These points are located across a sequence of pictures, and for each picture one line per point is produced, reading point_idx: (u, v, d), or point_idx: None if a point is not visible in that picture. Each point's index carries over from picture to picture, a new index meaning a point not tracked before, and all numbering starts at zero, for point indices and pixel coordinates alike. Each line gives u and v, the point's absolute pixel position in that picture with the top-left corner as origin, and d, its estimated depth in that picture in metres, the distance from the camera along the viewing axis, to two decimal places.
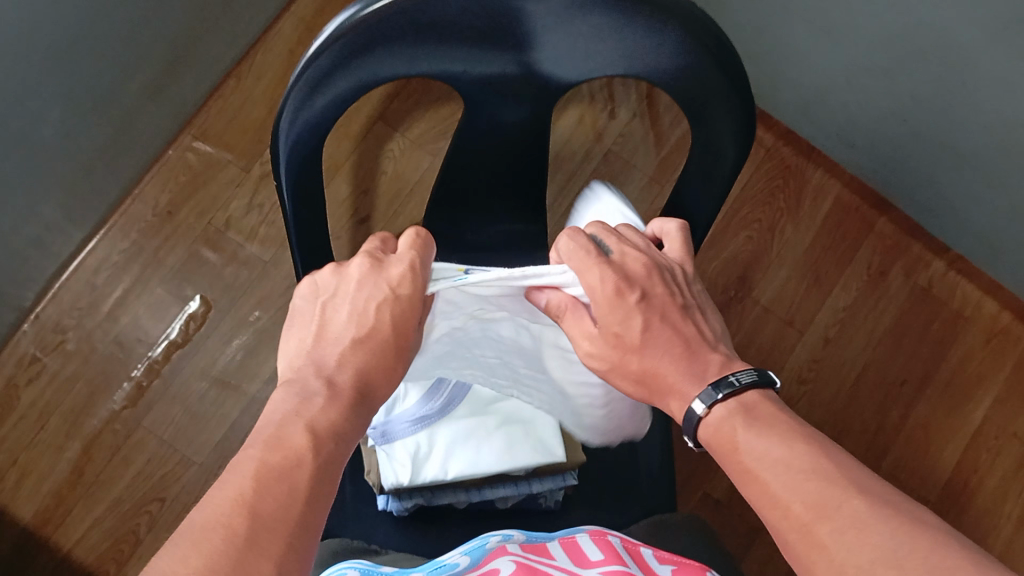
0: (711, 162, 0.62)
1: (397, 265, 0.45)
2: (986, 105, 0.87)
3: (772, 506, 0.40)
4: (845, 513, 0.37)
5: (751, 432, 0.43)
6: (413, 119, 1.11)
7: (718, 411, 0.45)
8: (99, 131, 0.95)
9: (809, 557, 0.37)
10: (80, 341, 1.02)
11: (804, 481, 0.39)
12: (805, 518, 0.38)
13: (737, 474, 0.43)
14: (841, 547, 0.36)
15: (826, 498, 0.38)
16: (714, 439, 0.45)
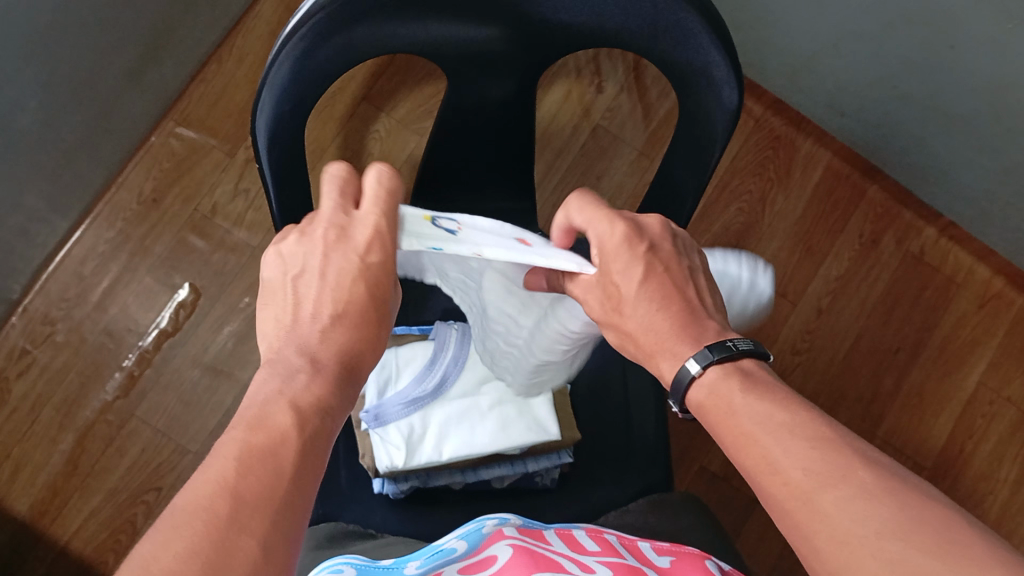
0: (699, 133, 0.61)
1: (363, 227, 0.43)
2: (976, 69, 0.87)
3: (768, 470, 0.39)
4: (849, 482, 0.36)
5: (750, 396, 0.42)
6: (399, 99, 1.10)
7: (713, 372, 0.44)
8: (80, 120, 0.94)
9: (806, 522, 0.36)
10: (69, 332, 1.01)
11: (806, 448, 0.38)
12: (806, 485, 0.37)
13: (729, 437, 0.42)
14: (846, 514, 0.35)
15: (830, 464, 0.37)
16: (706, 401, 0.44)
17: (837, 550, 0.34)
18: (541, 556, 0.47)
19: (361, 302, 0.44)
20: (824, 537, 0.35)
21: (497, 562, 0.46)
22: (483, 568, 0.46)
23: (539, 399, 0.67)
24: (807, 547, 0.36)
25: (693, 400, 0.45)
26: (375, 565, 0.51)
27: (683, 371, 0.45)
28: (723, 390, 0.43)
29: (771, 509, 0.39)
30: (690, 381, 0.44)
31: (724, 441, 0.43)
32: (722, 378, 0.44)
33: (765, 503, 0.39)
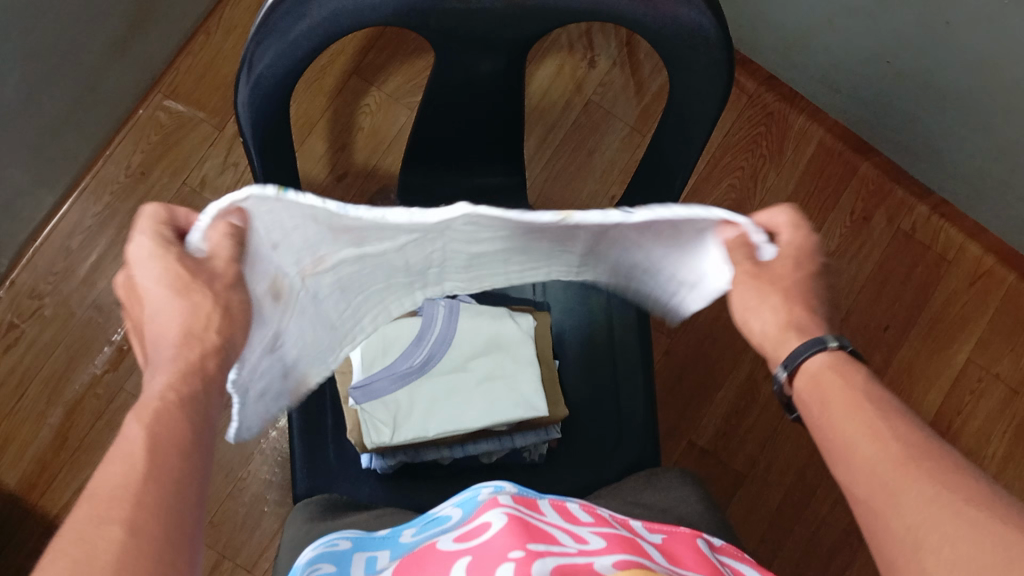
0: (692, 107, 0.61)
1: (137, 248, 0.39)
2: (970, 44, 0.86)
3: (864, 437, 0.40)
4: (943, 463, 0.38)
5: (862, 378, 0.43)
6: (389, 73, 1.09)
7: (827, 351, 0.44)
8: (66, 91, 0.93)
9: (905, 489, 0.37)
10: (57, 306, 1.01)
11: (911, 433, 0.40)
12: (904, 456, 0.38)
13: (823, 407, 0.43)
14: (943, 485, 0.37)
15: (935, 452, 0.39)
16: (812, 369, 0.44)
17: (930, 512, 0.36)
18: (533, 526, 0.46)
19: (170, 295, 0.39)
20: (917, 502, 0.37)
21: (491, 528, 0.45)
22: (477, 534, 0.46)
23: (527, 374, 0.67)
24: (889, 508, 0.38)
25: (796, 379, 0.45)
26: (371, 536, 0.52)
27: (818, 342, 0.44)
28: (827, 366, 0.44)
29: (854, 476, 0.40)
30: (804, 354, 0.44)
31: (814, 415, 0.43)
32: (834, 358, 0.44)
33: (847, 472, 0.41)
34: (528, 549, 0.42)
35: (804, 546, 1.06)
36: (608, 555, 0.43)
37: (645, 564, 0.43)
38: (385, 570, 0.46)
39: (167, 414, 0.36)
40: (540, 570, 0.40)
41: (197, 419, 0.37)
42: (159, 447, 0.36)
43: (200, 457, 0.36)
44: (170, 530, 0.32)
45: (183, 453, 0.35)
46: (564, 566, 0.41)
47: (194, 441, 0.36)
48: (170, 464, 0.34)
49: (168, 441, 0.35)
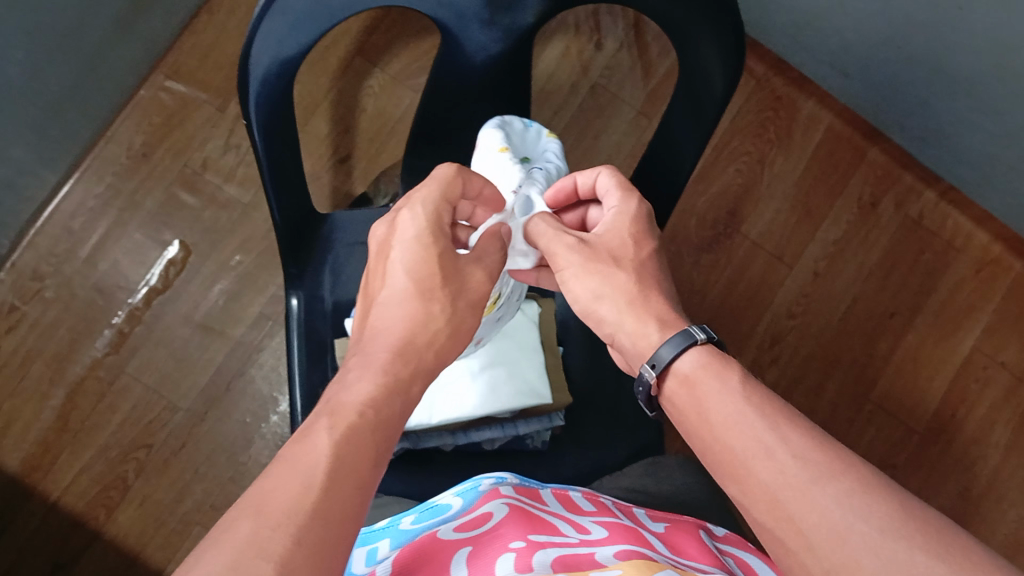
0: (700, 93, 0.60)
1: (408, 222, 0.50)
2: (983, 28, 0.84)
3: (757, 460, 0.40)
4: (850, 479, 0.38)
5: (743, 381, 0.44)
6: (393, 54, 1.08)
7: (693, 353, 0.47)
8: (67, 69, 0.92)
9: (796, 511, 0.38)
10: (59, 288, 1.00)
11: (803, 440, 0.40)
12: (802, 479, 0.39)
13: (705, 420, 0.44)
14: (850, 513, 0.37)
15: (832, 463, 0.39)
16: (684, 377, 0.46)
17: (839, 550, 0.36)
18: (536, 516, 0.47)
19: (411, 288, 0.49)
20: (823, 536, 0.37)
21: (493, 518, 0.46)
22: (479, 524, 0.46)
23: (528, 363, 0.67)
24: (799, 542, 0.38)
25: (669, 378, 0.47)
26: (372, 530, 0.51)
27: (687, 335, 0.47)
28: (702, 372, 0.46)
29: (751, 500, 0.41)
30: (673, 355, 0.47)
31: (690, 419, 0.45)
32: (702, 357, 0.46)
33: (742, 492, 0.41)
34: (530, 540, 0.42)
35: None
36: (611, 545, 0.43)
37: (646, 553, 0.42)
38: (385, 560, 0.46)
39: (355, 433, 0.40)
40: (540, 561, 0.40)
41: (375, 446, 0.41)
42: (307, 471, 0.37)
43: (375, 483, 0.40)
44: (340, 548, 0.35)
45: (359, 481, 0.38)
46: (565, 556, 0.41)
47: (371, 471, 0.39)
48: (346, 490, 0.37)
49: (348, 465, 0.38)
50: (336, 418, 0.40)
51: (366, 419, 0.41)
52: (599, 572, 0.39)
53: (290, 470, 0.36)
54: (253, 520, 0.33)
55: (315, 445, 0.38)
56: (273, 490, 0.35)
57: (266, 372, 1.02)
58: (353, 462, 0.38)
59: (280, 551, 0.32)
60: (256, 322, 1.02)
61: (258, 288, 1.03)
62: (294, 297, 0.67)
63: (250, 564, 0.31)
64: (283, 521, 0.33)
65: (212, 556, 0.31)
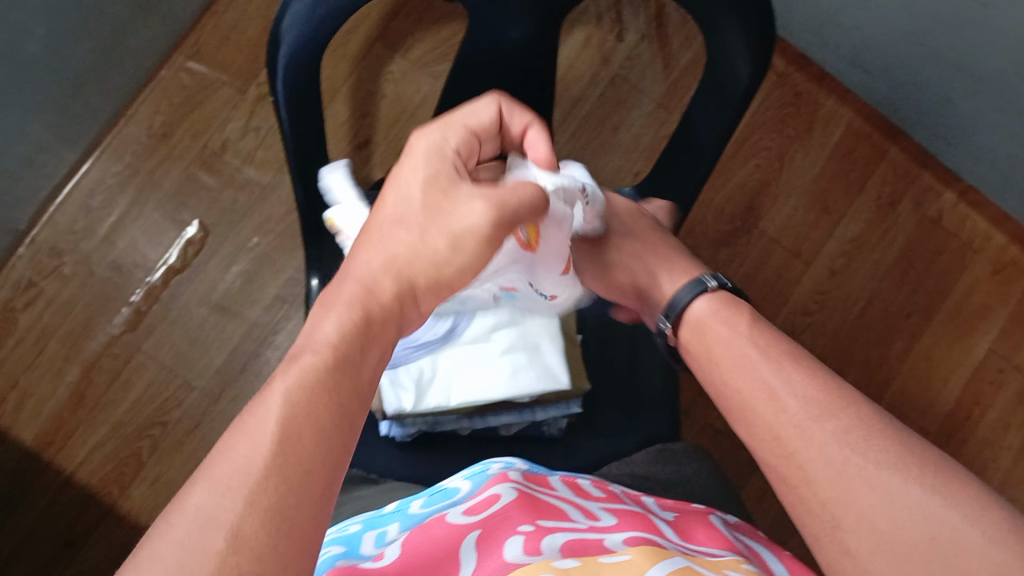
0: (728, 82, 0.60)
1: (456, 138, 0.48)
2: (1006, 25, 0.84)
3: (767, 404, 0.46)
4: (848, 417, 0.43)
5: (755, 336, 0.51)
6: (414, 40, 1.07)
7: (704, 300, 0.57)
8: (90, 45, 0.92)
9: (800, 444, 0.43)
10: (76, 265, 1.01)
11: (809, 387, 0.46)
12: (805, 418, 0.44)
13: (726, 363, 0.51)
14: (848, 447, 0.42)
15: (831, 400, 0.44)
16: (699, 328, 0.56)
17: (839, 483, 0.41)
18: (543, 503, 0.46)
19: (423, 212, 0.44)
20: (822, 470, 0.42)
21: (500, 500, 0.46)
22: (488, 506, 0.46)
23: (550, 347, 0.66)
24: (799, 475, 0.43)
25: (685, 323, 0.57)
26: (379, 514, 0.51)
27: (702, 282, 0.58)
28: (709, 320, 0.55)
29: (761, 440, 0.46)
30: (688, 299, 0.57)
31: (713, 371, 0.52)
32: (711, 304, 0.56)
33: (753, 432, 0.47)
34: (538, 525, 0.42)
35: None
36: (619, 532, 0.43)
37: (655, 540, 0.43)
38: (393, 542, 0.46)
39: (314, 378, 0.36)
40: (550, 545, 0.40)
41: (341, 390, 0.36)
42: (263, 431, 0.33)
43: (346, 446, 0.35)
44: (299, 515, 0.31)
45: (322, 430, 0.34)
46: (574, 540, 0.41)
47: (337, 422, 0.35)
48: (305, 444, 0.33)
49: (305, 416, 0.34)
50: (294, 364, 0.37)
51: (327, 360, 0.37)
52: (608, 557, 0.39)
53: (242, 432, 0.33)
54: (200, 491, 0.31)
55: (267, 400, 0.35)
56: (219, 457, 0.32)
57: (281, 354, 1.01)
58: (316, 413, 0.34)
59: (228, 525, 0.30)
60: (272, 305, 1.02)
61: (274, 271, 1.03)
62: (314, 277, 0.68)
63: (198, 547, 0.29)
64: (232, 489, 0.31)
65: (161, 542, 0.29)
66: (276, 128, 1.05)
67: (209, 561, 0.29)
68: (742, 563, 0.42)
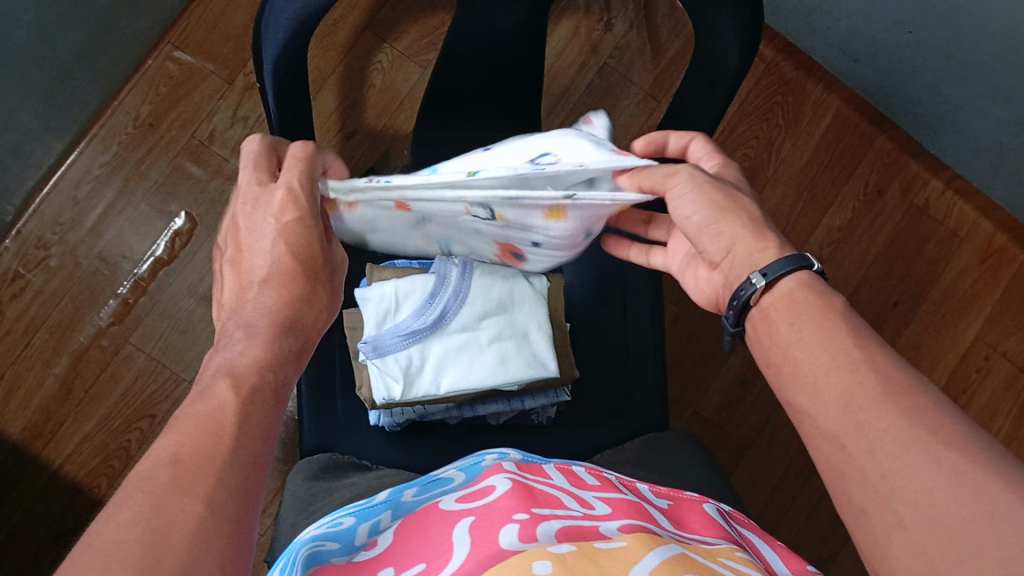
0: (717, 68, 0.60)
1: (244, 184, 0.48)
2: (993, 14, 0.84)
3: (840, 373, 0.41)
4: (920, 400, 0.39)
5: (841, 310, 0.45)
6: (403, 29, 1.07)
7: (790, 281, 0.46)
8: (76, 34, 0.91)
9: (872, 416, 0.39)
10: (63, 256, 1.00)
11: (890, 364, 0.41)
12: (880, 393, 0.39)
13: (812, 332, 0.44)
14: (919, 425, 0.37)
15: (908, 384, 0.40)
16: (779, 301, 0.46)
17: (903, 454, 0.37)
18: (538, 491, 0.46)
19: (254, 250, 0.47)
20: (889, 441, 0.38)
21: (494, 491, 0.46)
22: (482, 495, 0.46)
23: (537, 335, 0.67)
24: (861, 445, 0.39)
25: (768, 294, 0.47)
26: (371, 504, 0.49)
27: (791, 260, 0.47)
28: (800, 291, 0.46)
29: (823, 408, 0.41)
30: (782, 271, 0.46)
31: (782, 332, 0.45)
32: (806, 281, 0.46)
33: (816, 402, 0.42)
34: (533, 512, 0.42)
35: (804, 515, 1.06)
36: (615, 520, 0.43)
37: (650, 528, 0.43)
38: (387, 530, 0.46)
39: (235, 374, 0.41)
40: (545, 531, 0.40)
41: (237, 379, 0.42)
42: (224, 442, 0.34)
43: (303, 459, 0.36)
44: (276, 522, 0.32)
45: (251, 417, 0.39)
46: (569, 528, 0.41)
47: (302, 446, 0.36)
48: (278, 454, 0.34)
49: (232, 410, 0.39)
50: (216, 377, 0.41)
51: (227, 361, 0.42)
52: (603, 543, 0.39)
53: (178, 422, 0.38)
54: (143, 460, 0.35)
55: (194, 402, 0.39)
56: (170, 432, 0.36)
57: None
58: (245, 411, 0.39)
59: None
60: None
61: None
62: None
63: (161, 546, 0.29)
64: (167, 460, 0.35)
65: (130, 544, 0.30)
66: (264, 117, 1.04)
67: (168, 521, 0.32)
68: (737, 551, 0.42)
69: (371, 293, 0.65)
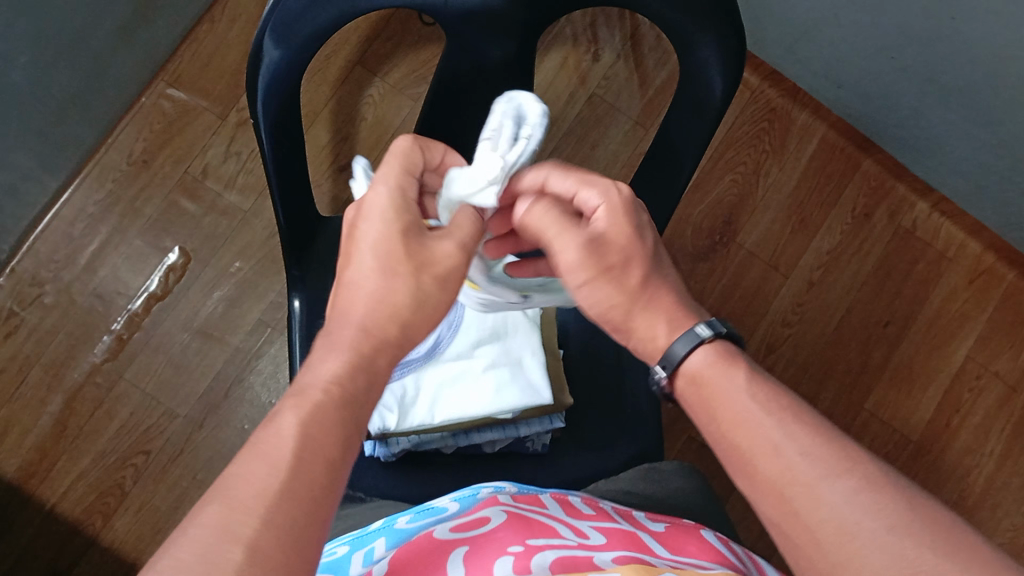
0: (702, 96, 0.61)
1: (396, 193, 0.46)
2: (974, 40, 0.85)
3: (764, 458, 0.42)
4: (856, 476, 0.40)
5: (748, 377, 0.46)
6: (393, 63, 1.09)
7: (700, 353, 0.47)
8: (71, 74, 0.93)
9: (804, 507, 0.40)
10: (58, 293, 1.00)
11: (809, 440, 0.42)
12: (811, 475, 0.40)
13: (724, 417, 0.45)
14: (856, 508, 0.38)
15: (831, 458, 0.41)
16: (691, 384, 0.47)
17: (845, 545, 0.38)
18: (534, 522, 0.46)
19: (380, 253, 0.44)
20: (829, 529, 0.39)
21: (490, 522, 0.46)
22: (476, 526, 0.46)
23: (531, 362, 0.67)
24: (805, 534, 0.39)
25: (679, 377, 0.48)
26: (365, 531, 0.50)
27: (691, 335, 0.47)
28: (709, 370, 0.47)
29: (761, 495, 0.42)
30: (685, 352, 0.47)
31: (703, 414, 0.46)
32: (711, 356, 0.47)
33: (753, 487, 0.43)
34: (528, 544, 0.42)
35: None
36: (610, 550, 0.43)
37: (645, 559, 0.43)
38: (382, 560, 0.45)
39: (323, 413, 0.39)
40: (540, 563, 0.40)
41: (349, 426, 0.40)
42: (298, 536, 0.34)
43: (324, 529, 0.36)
44: None
45: None
46: (564, 557, 0.41)
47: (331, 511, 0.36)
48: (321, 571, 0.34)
49: (315, 446, 0.37)
50: (304, 400, 0.39)
51: (336, 397, 0.40)
52: (599, 575, 0.39)
53: None
54: (223, 514, 0.33)
55: (282, 432, 0.37)
56: None
57: (264, 379, 1.02)
58: (317, 452, 0.37)
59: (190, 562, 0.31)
60: (256, 330, 1.02)
61: (257, 296, 1.03)
62: (296, 298, 0.68)
63: None
64: (248, 511, 0.33)
65: None
66: (257, 152, 1.05)
67: (229, 566, 0.31)
68: None
69: None
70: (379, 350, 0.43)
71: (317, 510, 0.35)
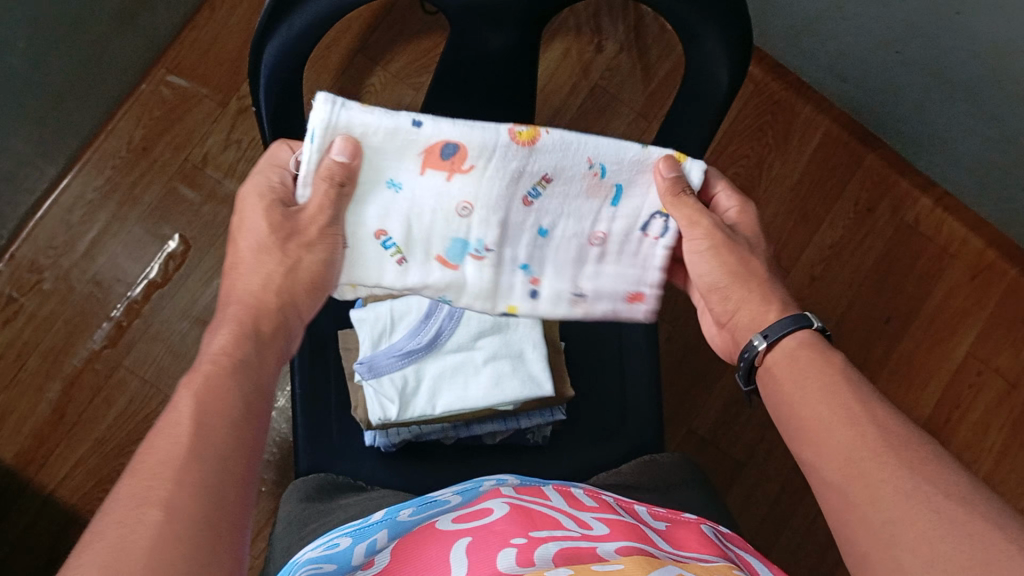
0: (707, 87, 0.61)
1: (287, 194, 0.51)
2: (981, 34, 0.85)
3: (840, 425, 0.44)
4: (921, 453, 0.42)
5: (840, 364, 0.48)
6: (395, 52, 1.08)
7: (795, 336, 0.50)
8: (71, 60, 0.92)
9: (870, 469, 0.42)
10: (56, 280, 1.00)
11: (889, 419, 0.44)
12: (881, 444, 0.43)
13: (808, 388, 0.47)
14: (919, 476, 0.40)
15: (903, 435, 0.43)
16: (782, 361, 0.50)
17: (903, 505, 0.40)
18: (536, 513, 0.46)
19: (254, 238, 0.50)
20: (891, 490, 0.40)
21: (492, 514, 0.46)
22: (479, 517, 0.46)
23: (534, 354, 0.67)
24: (864, 495, 0.41)
25: (771, 352, 0.51)
26: (367, 523, 0.49)
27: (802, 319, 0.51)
28: (805, 348, 0.49)
29: (825, 461, 0.44)
30: (786, 330, 0.50)
31: (785, 386, 0.49)
32: (808, 339, 0.50)
33: (818, 453, 0.45)
34: (531, 536, 0.42)
35: (800, 533, 1.06)
36: (612, 541, 0.43)
37: (647, 550, 0.42)
38: (383, 550, 0.46)
39: (209, 382, 0.42)
40: (543, 556, 0.40)
41: (243, 388, 0.44)
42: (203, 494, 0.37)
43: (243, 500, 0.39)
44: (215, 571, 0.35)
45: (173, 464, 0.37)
46: (567, 549, 0.41)
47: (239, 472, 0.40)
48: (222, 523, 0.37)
49: (211, 410, 0.41)
50: (196, 375, 0.43)
51: (223, 366, 0.44)
52: (600, 565, 0.39)
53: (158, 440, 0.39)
54: (132, 484, 0.36)
55: (179, 410, 0.41)
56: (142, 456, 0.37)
57: None
58: (215, 411, 0.41)
59: None
60: None
61: None
62: None
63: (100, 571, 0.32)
64: (160, 471, 0.37)
65: None
66: (257, 140, 1.05)
67: (149, 525, 0.34)
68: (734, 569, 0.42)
69: (366, 313, 0.66)
70: (261, 317, 0.49)
71: (225, 470, 0.39)
